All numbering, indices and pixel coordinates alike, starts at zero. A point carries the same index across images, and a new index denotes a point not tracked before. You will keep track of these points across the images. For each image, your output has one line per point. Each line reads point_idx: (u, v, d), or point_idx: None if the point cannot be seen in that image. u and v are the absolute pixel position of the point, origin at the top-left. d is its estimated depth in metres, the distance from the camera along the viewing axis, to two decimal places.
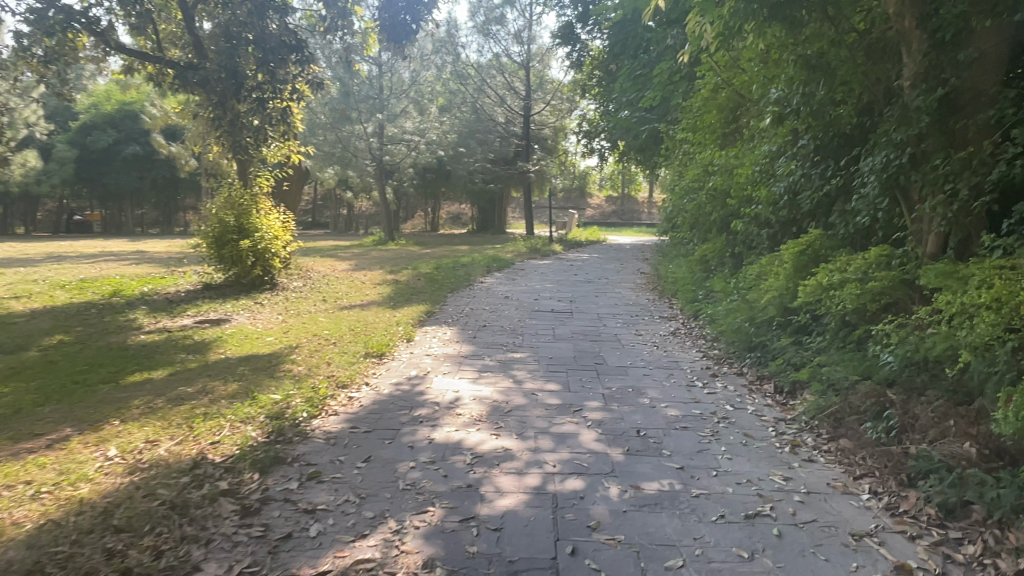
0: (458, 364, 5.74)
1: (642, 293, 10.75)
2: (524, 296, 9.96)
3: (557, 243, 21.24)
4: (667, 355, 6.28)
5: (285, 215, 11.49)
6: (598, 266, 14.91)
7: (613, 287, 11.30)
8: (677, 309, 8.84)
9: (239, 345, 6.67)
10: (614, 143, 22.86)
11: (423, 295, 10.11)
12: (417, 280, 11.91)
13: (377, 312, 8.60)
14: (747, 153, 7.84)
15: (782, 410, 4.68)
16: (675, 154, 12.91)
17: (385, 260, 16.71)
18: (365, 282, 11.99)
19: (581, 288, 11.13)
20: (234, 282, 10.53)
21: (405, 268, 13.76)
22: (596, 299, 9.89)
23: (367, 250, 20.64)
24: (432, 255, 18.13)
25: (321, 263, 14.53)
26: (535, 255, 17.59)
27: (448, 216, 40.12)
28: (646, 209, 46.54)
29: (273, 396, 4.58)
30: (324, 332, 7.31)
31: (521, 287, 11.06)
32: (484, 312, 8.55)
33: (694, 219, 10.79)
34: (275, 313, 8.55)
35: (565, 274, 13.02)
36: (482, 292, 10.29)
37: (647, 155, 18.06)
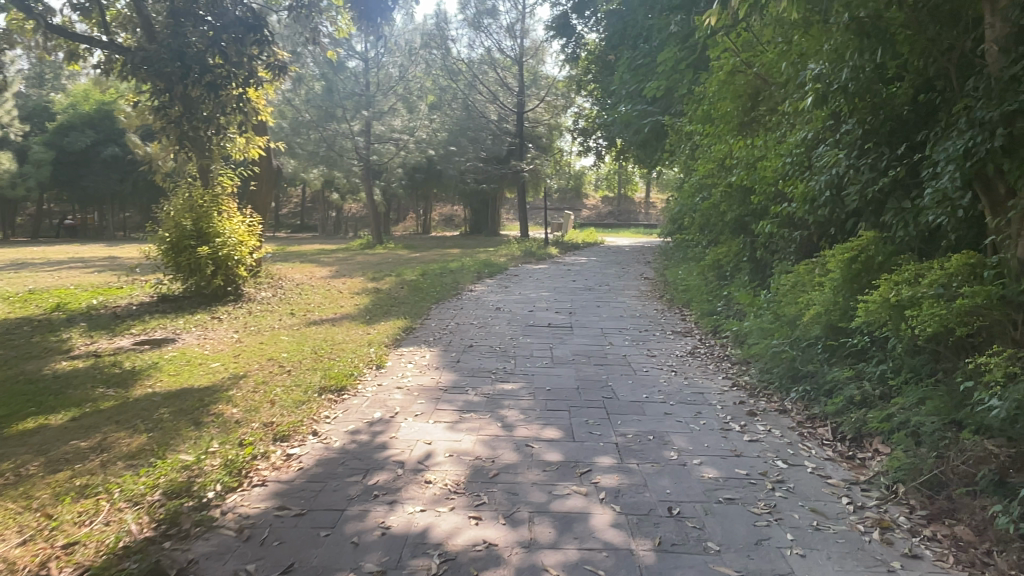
0: (434, 400, 4.63)
1: (648, 302, 9.67)
2: (518, 307, 8.86)
3: (554, 246, 20.17)
4: (690, 384, 5.19)
5: (252, 217, 10.37)
6: (598, 270, 13.81)
7: (617, 295, 10.22)
8: (691, 322, 7.76)
9: (174, 375, 5.54)
10: (613, 140, 21.82)
11: (403, 307, 9.02)
12: (401, 288, 10.82)
13: (349, 329, 7.49)
14: (774, 142, 6.77)
15: (851, 468, 3.62)
16: (681, 150, 11.86)
17: (369, 266, 15.56)
18: (342, 291, 10.86)
19: (582, 296, 10.03)
20: (192, 293, 9.39)
21: (388, 275, 12.63)
22: (599, 310, 8.80)
23: (352, 255, 19.47)
24: (420, 260, 16.98)
25: (297, 270, 13.38)
26: (530, 258, 16.49)
27: (440, 218, 39.02)
28: (642, 209, 45.58)
29: (182, 458, 3.46)
30: (281, 357, 6.18)
31: (515, 296, 9.98)
32: (471, 327, 7.45)
33: (705, 220, 9.73)
34: (231, 331, 7.44)
35: (563, 281, 11.91)
36: (471, 303, 9.20)
37: (648, 152, 17.02)
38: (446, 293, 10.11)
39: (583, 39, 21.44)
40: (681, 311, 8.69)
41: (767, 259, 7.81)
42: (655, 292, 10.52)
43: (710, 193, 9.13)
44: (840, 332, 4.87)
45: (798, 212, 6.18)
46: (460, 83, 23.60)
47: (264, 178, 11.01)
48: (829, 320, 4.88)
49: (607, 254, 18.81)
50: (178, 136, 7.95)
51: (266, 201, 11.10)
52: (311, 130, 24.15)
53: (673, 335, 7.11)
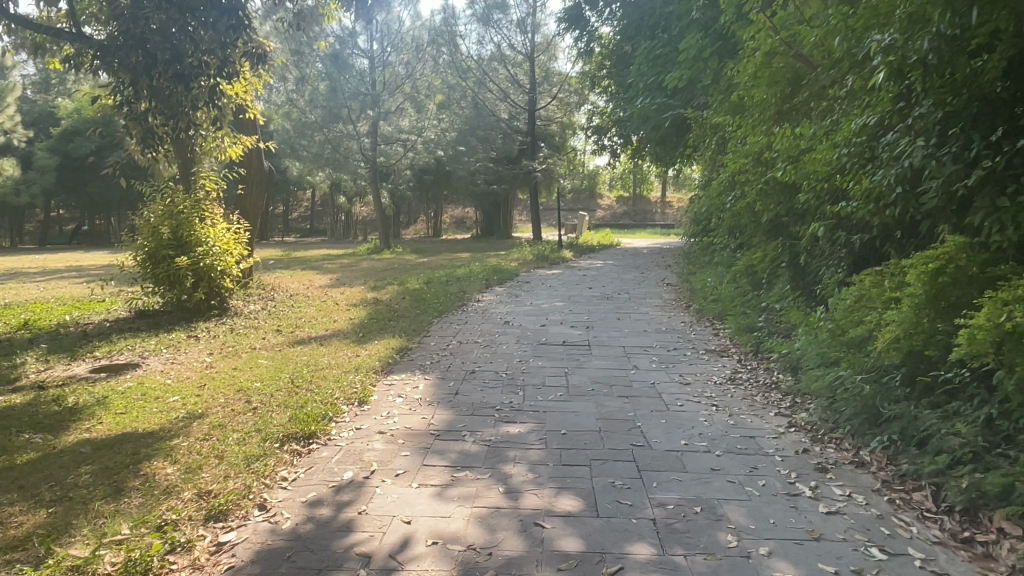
0: (423, 451, 3.73)
1: (674, 311, 8.71)
2: (529, 321, 7.94)
3: (568, 249, 19.25)
4: (737, 425, 4.25)
5: (240, 223, 9.54)
6: (616, 276, 12.87)
7: (639, 305, 9.27)
8: (727, 339, 6.79)
9: (121, 415, 4.67)
10: (628, 137, 20.92)
11: (403, 321, 8.14)
12: (402, 299, 9.94)
13: (337, 350, 6.62)
14: (824, 131, 5.80)
15: (977, 563, 2.67)
16: (707, 143, 10.89)
17: (373, 273, 14.72)
18: (339, 302, 10.01)
19: (600, 307, 9.10)
20: (172, 307, 8.59)
21: (391, 283, 11.79)
22: (620, 322, 7.85)
23: (358, 261, 18.65)
24: (428, 266, 16.11)
25: (294, 279, 12.55)
26: (542, 263, 15.60)
27: (451, 221, 38.23)
28: (658, 209, 44.62)
29: (73, 555, 2.60)
30: (252, 388, 5.30)
31: (526, 307, 9.06)
32: (476, 346, 6.54)
33: (736, 220, 8.77)
34: (205, 354, 6.60)
35: (579, 288, 10.97)
36: (477, 316, 8.29)
37: (668, 149, 16.06)
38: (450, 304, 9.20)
39: (596, 33, 20.52)
40: (714, 324, 7.72)
41: (814, 265, 6.84)
42: (680, 300, 9.56)
43: (743, 190, 8.16)
44: (927, 361, 3.92)
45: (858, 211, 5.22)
46: (469, 81, 22.79)
47: (254, 181, 10.18)
48: (912, 347, 3.92)
49: (624, 256, 17.84)
50: (143, 132, 7.05)
51: (257, 205, 10.27)
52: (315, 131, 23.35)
53: (708, 355, 6.17)
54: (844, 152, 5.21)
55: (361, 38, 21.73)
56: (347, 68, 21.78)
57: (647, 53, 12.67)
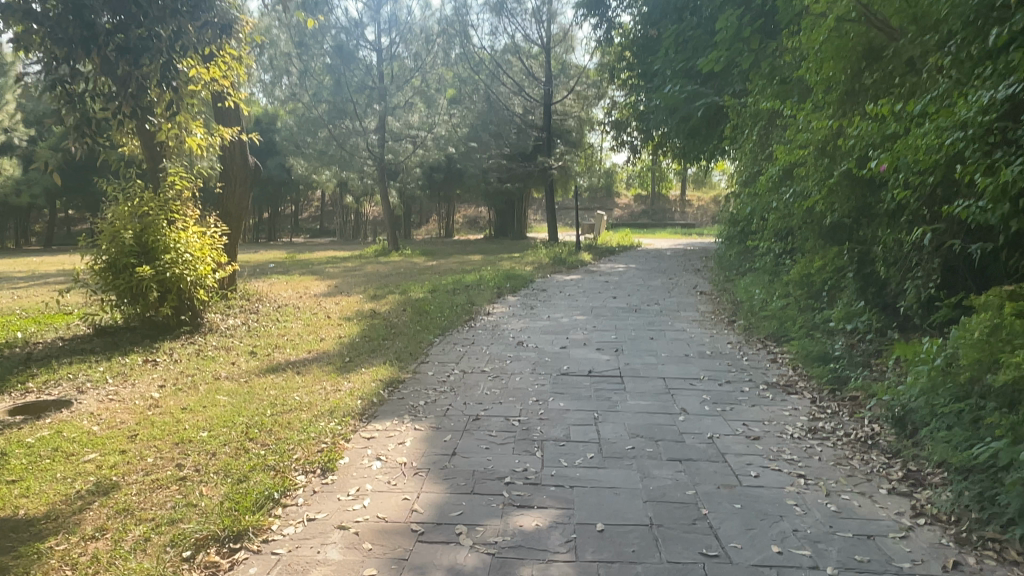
0: (397, 567, 2.56)
1: (714, 327, 7.48)
2: (545, 341, 6.74)
3: (586, 251, 18.02)
4: (843, 513, 3.03)
5: (217, 226, 8.41)
6: (641, 283, 11.65)
7: (672, 319, 8.04)
8: (791, 369, 5.55)
9: (8, 486, 3.51)
10: (650, 131, 19.71)
11: (400, 340, 6.97)
12: (402, 312, 8.77)
13: (314, 382, 5.46)
14: (921, 110, 4.56)
15: None
16: (747, 134, 9.63)
17: (376, 278, 13.61)
18: (332, 314, 8.89)
19: (628, 322, 7.87)
20: (137, 324, 7.51)
21: (393, 291, 10.66)
22: (654, 343, 6.62)
23: (363, 264, 17.55)
24: (435, 271, 14.92)
25: (287, 287, 11.45)
26: (559, 267, 14.42)
27: (465, 220, 37.19)
28: (676, 207, 43.33)
29: None
30: (194, 440, 4.14)
31: (543, 323, 7.85)
32: (483, 377, 5.36)
33: (789, 222, 7.52)
34: (156, 388, 5.45)
35: (602, 298, 9.74)
36: (487, 334, 7.10)
37: (697, 142, 14.77)
38: (456, 318, 8.00)
39: (616, 22, 19.24)
40: (768, 346, 6.47)
41: (898, 277, 5.58)
42: (720, 313, 8.31)
43: (799, 187, 6.90)
44: None
45: (981, 213, 3.96)
46: (482, 74, 21.68)
47: (236, 179, 9.06)
48: None
49: (647, 259, 16.60)
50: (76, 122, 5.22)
51: (239, 206, 9.16)
52: (321, 127, 22.26)
53: (771, 393, 4.95)
54: (960, 134, 3.96)
55: (368, 29, 20.57)
56: (354, 61, 20.64)
57: (675, 37, 11.38)
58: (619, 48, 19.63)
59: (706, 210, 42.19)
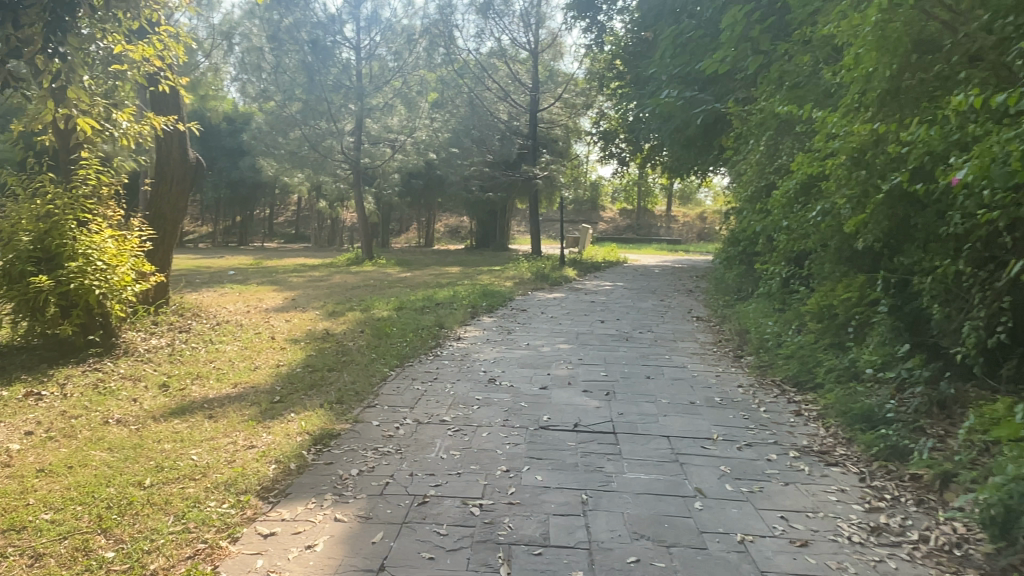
0: None
1: (719, 363, 6.40)
2: (523, 378, 5.63)
3: (570, 266, 16.96)
4: None
5: (143, 229, 7.23)
6: (630, 304, 10.59)
7: (670, 350, 6.96)
8: (823, 428, 4.49)
9: None
10: (641, 142, 18.79)
11: (346, 372, 5.80)
12: (357, 334, 7.59)
13: (224, 432, 4.30)
14: (1011, 108, 3.53)
15: None
16: (755, 145, 8.61)
17: (340, 290, 12.43)
18: (278, 335, 7.72)
19: (619, 353, 6.78)
20: (36, 345, 6.30)
21: (354, 307, 9.49)
22: (651, 383, 5.54)
23: (330, 274, 16.35)
24: (405, 284, 13.72)
25: (236, 300, 10.23)
26: (540, 283, 13.34)
27: (445, 229, 36.13)
28: (661, 222, 42.54)
29: None
30: (27, 528, 2.99)
31: (520, 353, 6.72)
32: (441, 430, 4.22)
33: (811, 245, 6.48)
34: (20, 436, 4.26)
35: (588, 323, 8.62)
36: (453, 368, 5.95)
37: (691, 154, 13.81)
38: (418, 345, 6.85)
39: (608, 28, 18.31)
40: (787, 392, 5.40)
41: (957, 317, 4.54)
42: (723, 345, 7.23)
43: (826, 203, 5.87)
44: None
45: None
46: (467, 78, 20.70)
47: (173, 176, 7.89)
48: None
49: (634, 277, 15.55)
50: None
51: (176, 207, 7.96)
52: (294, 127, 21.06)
53: (806, 465, 3.87)
54: None
55: (347, 26, 19.64)
56: (331, 59, 19.58)
57: (676, 38, 10.41)
58: (609, 56, 18.71)
59: (691, 226, 41.41)
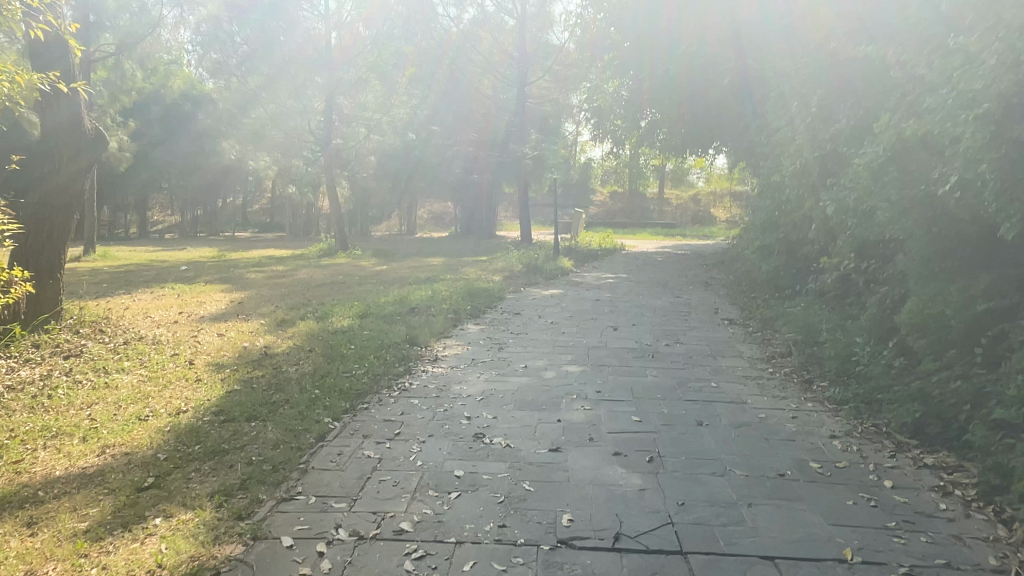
0: None
1: (790, 395, 4.69)
2: (523, 431, 3.90)
3: (565, 255, 15.22)
4: None
5: (8, 223, 5.44)
6: (642, 303, 8.88)
7: (714, 374, 5.24)
8: (1006, 529, 2.82)
9: None
10: (639, 116, 17.04)
11: (270, 426, 4.05)
12: (304, 357, 5.81)
13: (28, 568, 2.54)
14: None
15: None
16: (803, 106, 6.88)
17: (300, 289, 10.59)
18: (197, 358, 5.90)
19: (649, 379, 5.06)
20: None
21: (306, 314, 7.68)
22: (709, 436, 3.83)
23: (296, 267, 14.59)
24: (379, 279, 11.92)
25: (166, 309, 8.39)
26: (533, 276, 11.60)
27: (429, 216, 34.30)
28: (654, 204, 40.88)
29: None
30: None
31: (517, 383, 4.98)
32: (392, 559, 2.50)
33: (911, 232, 4.77)
34: None
35: (599, 331, 6.89)
36: (425, 414, 4.21)
37: (704, 126, 12.07)
38: (378, 374, 5.09)
39: None
40: (909, 448, 3.71)
41: None
42: (781, 363, 5.52)
43: (945, 172, 4.18)
44: None
45: None
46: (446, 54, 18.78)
47: (58, 154, 6.10)
48: None
49: (637, 267, 13.83)
50: None
51: (65, 194, 6.20)
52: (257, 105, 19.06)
53: None
54: None
55: None
56: (296, 28, 17.62)
57: None
58: (604, 23, 16.85)
59: (685, 209, 39.68)
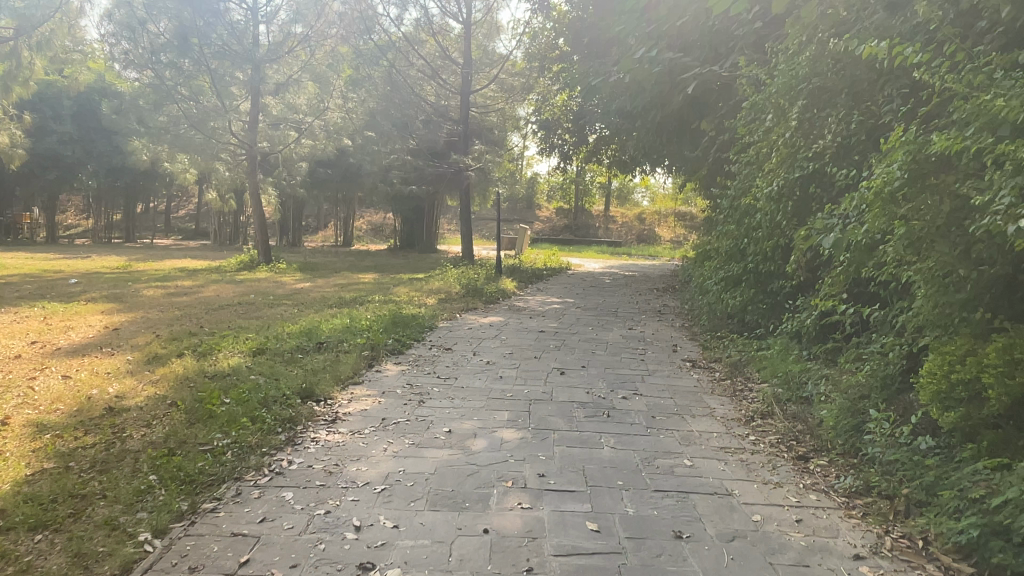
0: None
1: (786, 480, 3.63)
2: (431, 554, 2.70)
3: (507, 275, 14.09)
4: None
5: None
6: (589, 337, 7.81)
7: (686, 443, 4.16)
8: None
9: None
10: (589, 129, 16.16)
11: (55, 550, 2.73)
12: (161, 417, 4.46)
13: None
14: None
15: None
16: (784, 118, 5.94)
17: (197, 311, 9.11)
18: (13, 417, 4.45)
19: (605, 453, 3.93)
20: None
21: (188, 349, 6.28)
22: (694, 561, 2.72)
23: (205, 283, 12.98)
24: (296, 300, 10.49)
25: (13, 338, 6.81)
26: (471, 300, 10.43)
27: (367, 228, 32.74)
28: (600, 221, 40.31)
29: None
30: None
31: (435, 458, 3.77)
32: None
33: (934, 272, 3.82)
34: None
35: (544, 376, 5.74)
36: (295, 521, 2.96)
37: (658, 143, 11.19)
38: (248, 447, 3.81)
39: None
40: None
41: None
42: (764, 428, 4.48)
43: (991, 195, 3.21)
44: None
45: None
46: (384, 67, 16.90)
47: None
48: None
49: (584, 291, 12.79)
50: None
51: None
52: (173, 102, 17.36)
53: None
54: None
55: None
56: (220, 19, 16.10)
57: None
58: (553, 32, 15.92)
59: (630, 228, 39.18)
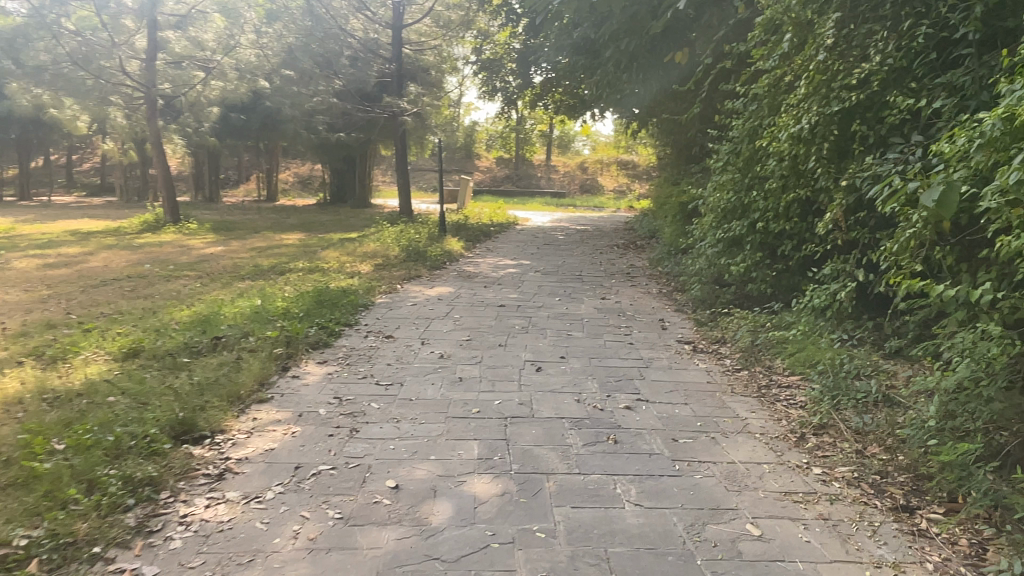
0: None
1: (905, 559, 2.44)
2: None
3: (451, 233, 12.58)
4: None
5: None
6: (558, 312, 6.48)
7: (737, 491, 2.91)
8: None
9: None
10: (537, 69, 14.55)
11: None
12: None
13: None
14: None
15: None
16: (814, 38, 4.64)
17: (70, 290, 7.29)
18: None
19: (630, 519, 2.64)
20: None
21: (30, 355, 4.60)
22: None
23: (95, 250, 10.98)
24: (202, 270, 8.74)
25: None
26: (413, 265, 8.93)
27: (295, 180, 30.35)
28: (543, 170, 38.79)
29: None
30: None
31: (374, 549, 2.40)
32: None
33: None
34: None
35: (515, 376, 4.40)
36: None
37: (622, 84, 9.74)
38: (66, 557, 2.33)
39: None
40: None
41: None
42: (829, 455, 3.28)
43: None
44: None
45: None
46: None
47: None
48: None
49: (539, 250, 11.43)
50: None
51: None
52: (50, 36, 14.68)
53: None
54: None
55: None
56: None
57: None
58: None
59: (573, 177, 37.86)
